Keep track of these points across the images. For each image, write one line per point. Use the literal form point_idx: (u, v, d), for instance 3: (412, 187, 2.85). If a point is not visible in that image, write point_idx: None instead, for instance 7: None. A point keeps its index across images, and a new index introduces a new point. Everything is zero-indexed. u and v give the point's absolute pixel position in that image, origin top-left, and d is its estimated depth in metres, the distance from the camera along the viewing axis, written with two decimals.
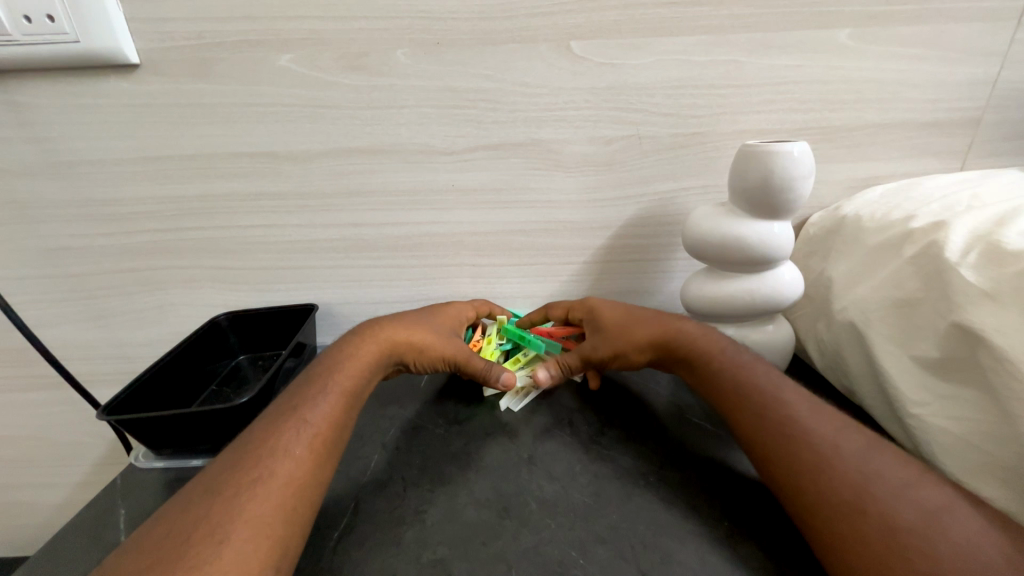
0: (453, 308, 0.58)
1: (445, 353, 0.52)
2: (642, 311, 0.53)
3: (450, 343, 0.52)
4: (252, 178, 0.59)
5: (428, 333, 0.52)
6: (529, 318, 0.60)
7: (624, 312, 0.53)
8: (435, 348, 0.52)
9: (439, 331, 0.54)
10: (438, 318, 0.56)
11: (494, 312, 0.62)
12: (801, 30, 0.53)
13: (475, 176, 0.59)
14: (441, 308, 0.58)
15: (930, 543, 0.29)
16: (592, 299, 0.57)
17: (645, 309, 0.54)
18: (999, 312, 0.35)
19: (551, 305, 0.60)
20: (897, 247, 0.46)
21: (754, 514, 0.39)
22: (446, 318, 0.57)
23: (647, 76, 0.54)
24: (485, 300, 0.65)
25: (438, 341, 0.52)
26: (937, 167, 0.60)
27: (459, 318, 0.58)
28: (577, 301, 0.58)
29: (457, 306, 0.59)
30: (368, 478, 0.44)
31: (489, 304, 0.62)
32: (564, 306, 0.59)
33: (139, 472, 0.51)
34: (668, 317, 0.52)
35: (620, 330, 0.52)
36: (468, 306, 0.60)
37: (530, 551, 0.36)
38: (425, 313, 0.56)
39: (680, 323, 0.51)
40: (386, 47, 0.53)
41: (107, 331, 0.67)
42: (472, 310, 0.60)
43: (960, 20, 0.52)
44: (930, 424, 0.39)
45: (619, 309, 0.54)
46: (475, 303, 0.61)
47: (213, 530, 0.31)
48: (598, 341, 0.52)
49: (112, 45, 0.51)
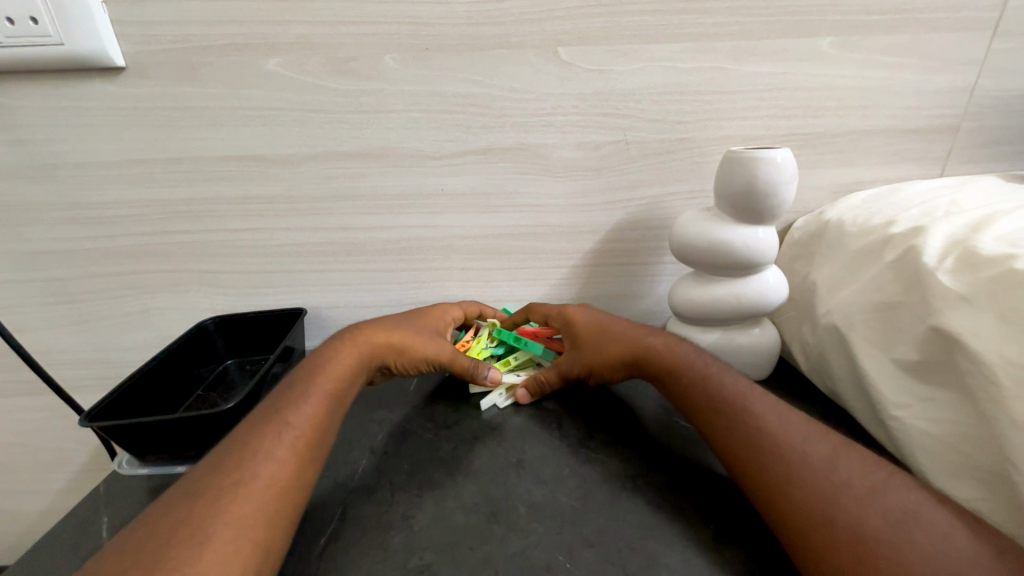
0: (439, 310, 0.58)
1: (429, 355, 0.51)
2: (618, 322, 0.54)
3: (434, 344, 0.52)
4: (240, 182, 0.58)
5: (411, 336, 0.52)
6: (511, 322, 0.61)
7: (599, 325, 0.53)
8: (419, 349, 0.51)
9: (423, 332, 0.54)
10: (422, 321, 0.56)
11: (484, 313, 0.62)
12: (785, 38, 0.53)
13: (463, 181, 0.60)
14: (424, 311, 0.58)
15: (907, 543, 0.30)
16: (566, 308, 0.56)
17: (620, 322, 0.53)
18: (975, 316, 0.36)
19: (532, 308, 0.60)
20: (878, 251, 0.47)
21: (740, 518, 0.39)
22: (432, 320, 0.57)
23: (634, 83, 0.55)
24: (476, 303, 0.64)
25: (422, 343, 0.52)
26: (919, 173, 0.61)
27: (445, 319, 0.58)
28: (555, 309, 0.58)
29: (442, 308, 0.59)
30: (356, 484, 0.44)
31: (478, 306, 0.62)
32: (543, 310, 0.59)
33: (123, 479, 0.51)
34: (642, 331, 0.52)
35: (596, 343, 0.52)
36: (455, 307, 0.60)
37: (517, 555, 0.36)
38: (406, 317, 0.56)
39: (653, 337, 0.50)
40: (374, 51, 0.53)
41: (92, 335, 0.66)
42: (459, 311, 0.60)
43: (938, 30, 0.54)
44: (911, 426, 0.40)
45: (596, 322, 0.54)
46: (462, 304, 0.62)
47: (195, 532, 0.31)
48: (573, 356, 0.53)
49: (96, 47, 0.50)
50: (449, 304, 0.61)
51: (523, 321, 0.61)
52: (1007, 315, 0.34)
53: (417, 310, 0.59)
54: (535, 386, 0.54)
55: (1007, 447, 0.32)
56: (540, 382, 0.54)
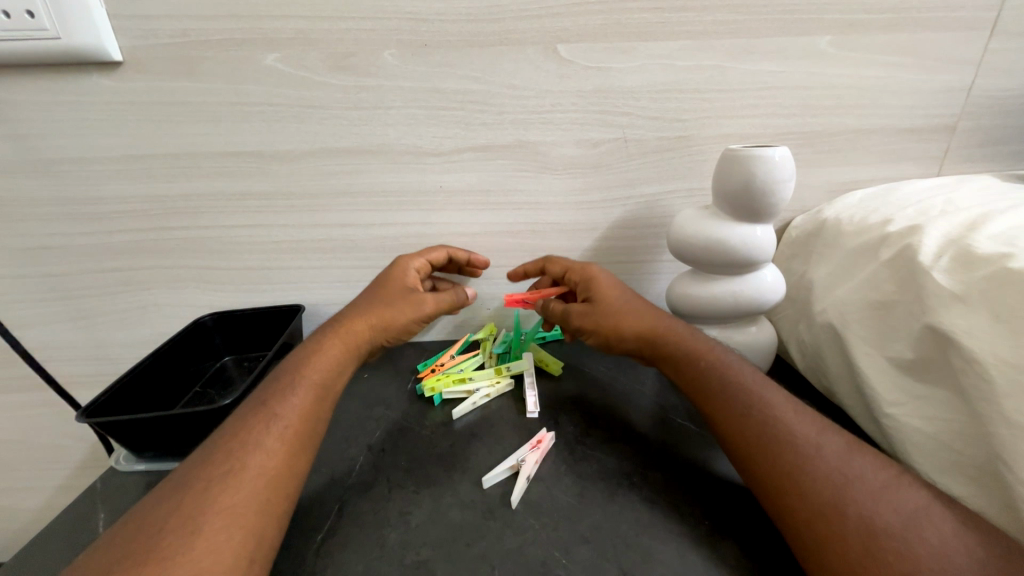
0: (399, 273, 0.55)
1: (412, 314, 0.51)
2: (612, 293, 0.51)
3: (410, 303, 0.51)
4: (238, 178, 0.58)
5: (385, 301, 0.51)
6: (526, 269, 0.62)
7: (596, 292, 0.52)
8: (399, 311, 0.50)
9: (395, 295, 0.51)
10: (389, 286, 0.53)
11: (457, 258, 0.60)
12: (783, 36, 0.54)
13: (461, 178, 0.60)
14: (386, 277, 0.54)
15: (899, 543, 0.30)
16: (580, 271, 0.55)
17: (625, 298, 0.51)
18: (969, 315, 0.36)
19: (551, 261, 0.59)
20: (874, 251, 0.48)
21: (736, 515, 0.39)
22: (398, 283, 0.53)
23: (633, 80, 0.55)
24: (443, 247, 0.61)
25: (400, 308, 0.50)
26: (915, 172, 0.61)
27: (411, 276, 0.55)
28: (575, 264, 0.56)
29: (400, 263, 0.56)
30: (353, 480, 0.44)
31: (444, 251, 0.59)
32: (558, 265, 0.58)
33: (121, 474, 0.51)
34: (644, 308, 0.50)
35: (593, 308, 0.51)
36: (414, 258, 0.57)
37: (514, 551, 0.37)
38: (371, 290, 0.53)
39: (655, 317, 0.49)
40: (374, 47, 0.53)
41: (88, 332, 0.66)
42: (421, 262, 0.57)
43: (935, 30, 0.54)
44: (904, 423, 0.40)
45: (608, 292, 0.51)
46: (425, 253, 0.59)
47: (187, 521, 0.32)
48: (578, 312, 0.51)
49: (92, 41, 0.50)
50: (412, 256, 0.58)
51: (540, 269, 0.61)
52: (1002, 313, 0.34)
53: (380, 275, 0.56)
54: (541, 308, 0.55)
55: (998, 446, 0.32)
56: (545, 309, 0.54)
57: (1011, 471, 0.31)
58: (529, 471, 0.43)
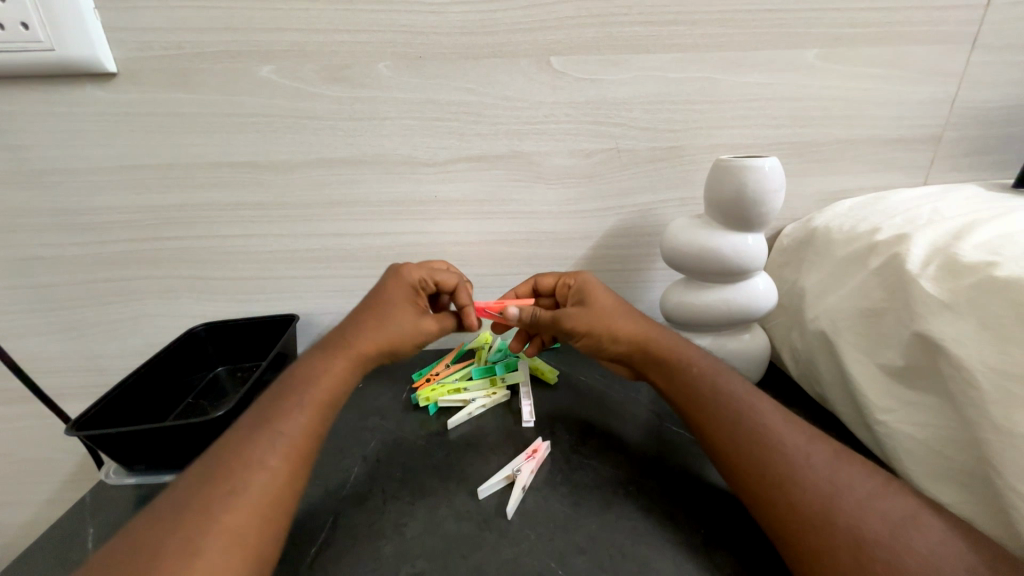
0: (401, 287, 0.50)
1: (418, 337, 0.48)
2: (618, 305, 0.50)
3: (419, 326, 0.48)
4: (232, 189, 0.58)
5: (392, 317, 0.48)
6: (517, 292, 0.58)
7: (604, 303, 0.49)
8: (405, 329, 0.48)
9: (405, 317, 0.48)
10: (395, 303, 0.49)
11: (459, 292, 0.53)
12: (770, 49, 0.55)
13: (457, 187, 0.60)
14: (390, 290, 0.50)
15: (892, 553, 0.31)
16: (586, 283, 0.51)
17: (633, 312, 0.50)
18: (957, 322, 0.37)
19: (540, 276, 0.56)
20: (863, 259, 0.48)
21: (730, 524, 0.40)
22: (405, 300, 0.50)
23: (624, 92, 0.56)
24: (447, 265, 0.56)
25: (409, 333, 0.48)
26: (901, 181, 0.62)
27: (412, 289, 0.51)
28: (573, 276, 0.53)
29: (406, 273, 0.52)
30: (348, 492, 0.44)
31: (456, 276, 0.54)
32: (549, 278, 0.55)
33: (110, 488, 0.50)
34: (650, 323, 0.49)
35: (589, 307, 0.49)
36: (422, 270, 0.53)
37: (509, 563, 0.36)
38: (375, 302, 0.49)
39: (658, 332, 0.48)
40: (368, 59, 0.53)
41: (79, 342, 0.65)
42: (427, 276, 0.53)
43: (919, 43, 0.55)
44: (896, 430, 0.41)
45: (617, 304, 0.50)
46: (435, 270, 0.53)
47: (188, 540, 0.32)
48: (578, 315, 0.48)
49: (87, 53, 0.50)
50: (417, 268, 0.53)
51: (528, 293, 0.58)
52: (989, 321, 0.35)
53: (383, 281, 0.52)
54: (529, 316, 0.49)
55: (988, 451, 0.33)
56: (534, 316, 0.49)
57: (1000, 477, 0.32)
58: (526, 481, 0.43)
